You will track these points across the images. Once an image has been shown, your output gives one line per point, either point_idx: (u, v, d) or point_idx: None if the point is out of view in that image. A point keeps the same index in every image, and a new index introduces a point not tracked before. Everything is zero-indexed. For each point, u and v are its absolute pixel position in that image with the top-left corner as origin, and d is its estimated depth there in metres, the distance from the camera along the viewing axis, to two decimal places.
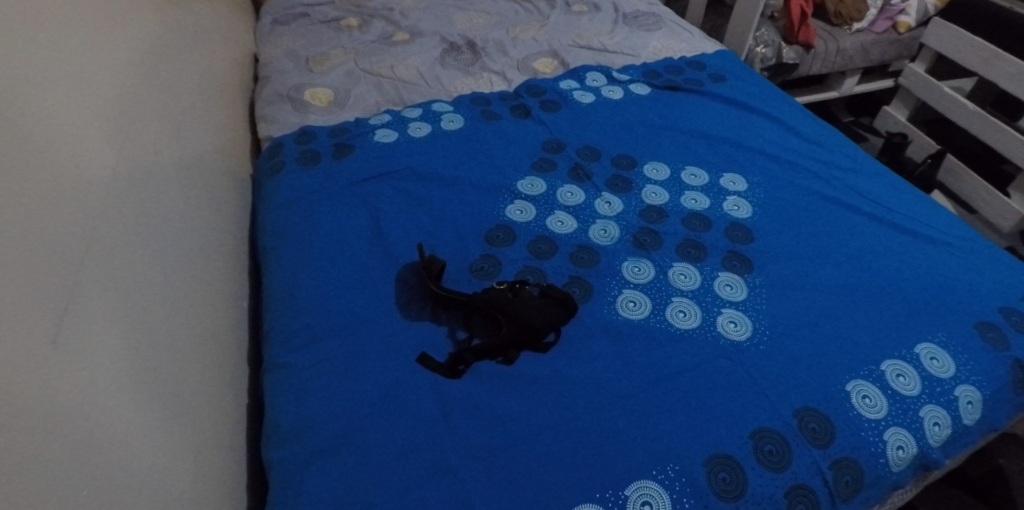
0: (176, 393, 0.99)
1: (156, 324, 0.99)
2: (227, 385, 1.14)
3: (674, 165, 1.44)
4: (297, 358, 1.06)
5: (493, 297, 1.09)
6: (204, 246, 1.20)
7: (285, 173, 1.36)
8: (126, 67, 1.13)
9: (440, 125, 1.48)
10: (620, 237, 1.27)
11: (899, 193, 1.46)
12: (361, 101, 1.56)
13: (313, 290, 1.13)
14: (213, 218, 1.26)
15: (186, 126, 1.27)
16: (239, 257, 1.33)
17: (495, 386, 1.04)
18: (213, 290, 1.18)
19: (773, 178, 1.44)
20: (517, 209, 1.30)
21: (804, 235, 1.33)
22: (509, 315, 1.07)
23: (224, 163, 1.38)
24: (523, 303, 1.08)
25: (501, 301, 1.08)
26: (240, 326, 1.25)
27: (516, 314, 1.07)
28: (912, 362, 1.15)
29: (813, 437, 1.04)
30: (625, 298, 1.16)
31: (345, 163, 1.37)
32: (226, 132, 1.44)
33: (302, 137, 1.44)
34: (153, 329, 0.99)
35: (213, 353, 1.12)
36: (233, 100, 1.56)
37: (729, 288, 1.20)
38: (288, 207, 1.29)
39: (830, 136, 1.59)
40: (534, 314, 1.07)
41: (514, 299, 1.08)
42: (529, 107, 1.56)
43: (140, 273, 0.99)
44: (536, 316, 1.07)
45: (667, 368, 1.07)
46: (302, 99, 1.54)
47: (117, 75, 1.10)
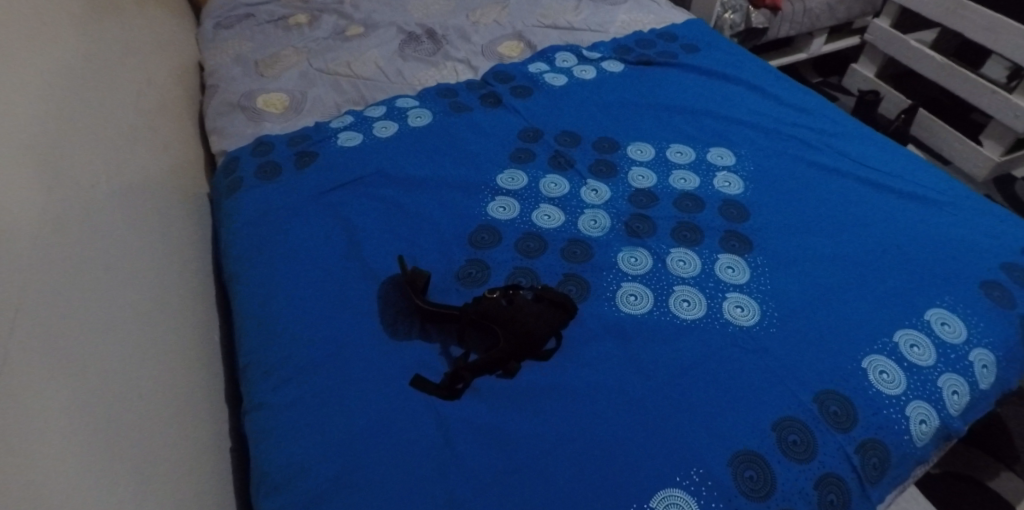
0: (144, 450, 0.90)
1: (112, 377, 0.90)
2: (205, 430, 1.05)
3: (658, 144, 1.37)
4: (279, 395, 0.97)
5: (486, 306, 1.00)
6: (162, 279, 1.10)
7: (245, 190, 1.25)
8: (51, 93, 1.02)
9: (407, 122, 1.39)
10: (612, 227, 1.19)
11: (888, 153, 1.41)
12: (319, 103, 1.46)
13: (288, 317, 1.04)
14: (170, 248, 1.16)
15: (127, 151, 1.16)
16: (204, 285, 1.23)
17: (496, 402, 0.96)
18: (178, 326, 1.09)
19: (761, 149, 1.38)
20: (499, 206, 1.22)
21: (800, 207, 1.27)
22: (506, 325, 0.99)
23: (177, 185, 1.27)
24: (519, 310, 1.00)
25: (495, 311, 1.00)
26: (213, 361, 1.15)
27: (513, 323, 0.99)
28: (924, 330, 1.10)
29: (836, 421, 0.99)
30: (625, 292, 1.09)
31: (309, 172, 1.27)
32: (174, 150, 1.33)
33: (260, 148, 1.33)
34: (108, 384, 0.89)
35: (184, 397, 1.03)
36: (180, 114, 1.44)
37: (731, 270, 1.14)
38: (251, 227, 1.19)
39: (812, 100, 1.53)
40: (532, 321, 0.99)
41: (508, 306, 1.00)
42: (499, 95, 1.47)
43: (85, 322, 0.89)
44: (534, 323, 0.99)
45: (676, 364, 1.00)
46: (256, 106, 1.43)
47: (39, 103, 0.99)
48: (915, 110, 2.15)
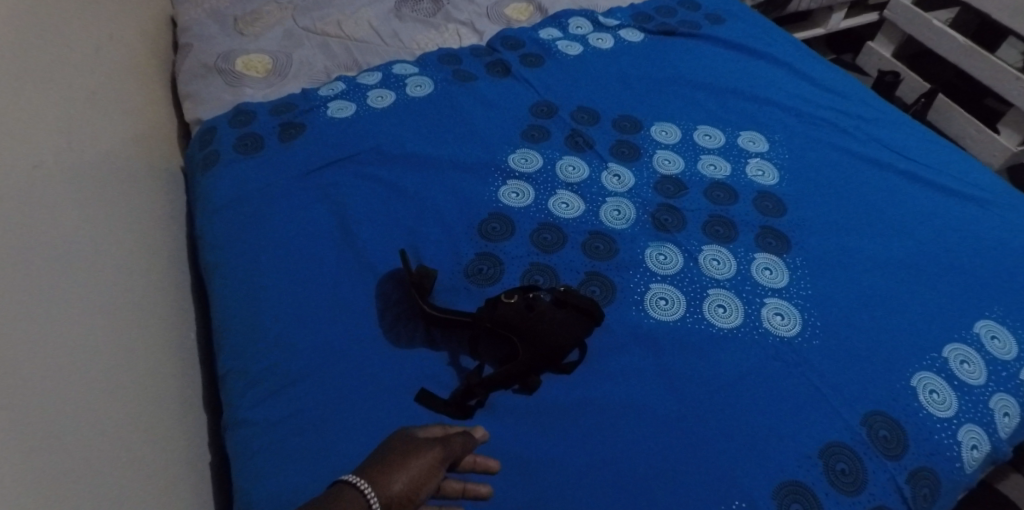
0: (112, 477, 0.77)
1: (72, 391, 0.76)
2: (180, 444, 0.92)
3: (684, 125, 1.24)
4: (266, 411, 0.84)
5: (502, 312, 0.88)
6: (128, 270, 0.96)
7: (222, 166, 1.10)
8: (10, 48, 0.87)
9: (405, 91, 1.23)
10: (637, 219, 1.07)
11: (928, 144, 1.29)
12: (306, 67, 1.30)
13: (276, 318, 0.91)
14: (136, 233, 1.01)
15: (89, 118, 1.00)
16: (177, 273, 1.09)
17: (512, 422, 0.85)
18: (148, 324, 0.95)
19: (796, 135, 1.26)
20: (512, 191, 1.08)
21: (841, 201, 1.16)
22: (526, 335, 0.87)
23: (144, 160, 1.12)
24: (541, 318, 0.88)
25: (514, 319, 0.88)
26: (188, 361, 1.02)
27: (535, 333, 0.87)
28: (973, 345, 1.00)
29: (886, 447, 0.89)
30: (654, 295, 0.98)
31: (297, 147, 1.12)
32: (142, 118, 1.17)
33: (239, 117, 1.18)
34: (67, 400, 0.75)
35: (156, 407, 0.90)
36: (149, 75, 1.28)
37: (768, 272, 1.03)
38: (230, 210, 1.04)
39: (845, 81, 1.41)
40: (555, 332, 0.87)
41: (527, 313, 0.88)
42: (508, 63, 1.32)
43: (44, 326, 0.76)
44: (558, 333, 0.87)
45: (711, 380, 0.90)
46: (234, 69, 1.27)
47: None
48: (935, 94, 2.05)
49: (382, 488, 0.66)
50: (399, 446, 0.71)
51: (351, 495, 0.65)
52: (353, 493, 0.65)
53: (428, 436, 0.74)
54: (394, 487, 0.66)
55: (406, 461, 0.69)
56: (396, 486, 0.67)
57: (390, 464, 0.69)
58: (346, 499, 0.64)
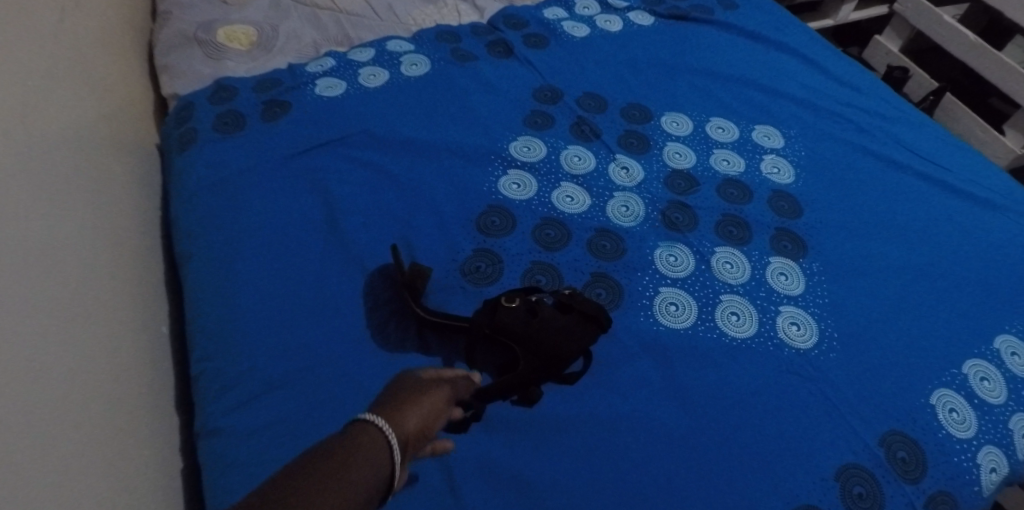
0: (81, 487, 0.69)
1: (37, 389, 0.69)
2: (151, 448, 0.85)
3: (696, 116, 1.17)
4: (242, 419, 0.77)
5: (504, 319, 0.81)
6: (98, 258, 0.88)
7: (201, 145, 1.02)
8: None
9: (400, 69, 1.15)
10: (647, 216, 1.01)
11: (947, 145, 1.23)
12: (294, 40, 1.21)
13: (257, 315, 0.84)
14: (107, 217, 0.93)
15: (57, 88, 0.91)
16: (148, 262, 1.01)
17: (510, 437, 0.79)
18: (118, 316, 0.88)
19: (812, 131, 1.19)
20: (513, 182, 1.01)
21: (859, 203, 1.10)
22: (528, 344, 0.81)
23: (114, 137, 1.03)
24: (545, 326, 0.81)
25: (516, 326, 0.81)
26: (160, 358, 0.94)
27: (538, 342, 0.81)
28: (993, 361, 0.95)
29: (904, 470, 0.84)
30: (663, 300, 0.91)
31: (282, 127, 1.04)
32: (113, 91, 1.08)
33: (219, 93, 1.09)
34: (31, 402, 0.68)
35: (126, 408, 0.83)
36: (123, 43, 1.18)
37: (784, 278, 0.97)
38: (208, 195, 0.96)
39: (863, 77, 1.34)
40: (559, 340, 0.81)
41: (530, 321, 0.81)
42: (510, 44, 1.24)
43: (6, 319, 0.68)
44: (563, 342, 0.81)
45: (723, 394, 0.85)
46: (215, 40, 1.17)
47: None
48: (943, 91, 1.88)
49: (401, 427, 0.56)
50: (404, 386, 0.62)
51: (372, 433, 0.54)
52: (373, 431, 0.54)
53: (430, 376, 0.66)
54: (409, 425, 0.57)
55: (417, 399, 0.60)
56: (411, 424, 0.58)
57: (400, 402, 0.59)
58: (368, 437, 0.54)
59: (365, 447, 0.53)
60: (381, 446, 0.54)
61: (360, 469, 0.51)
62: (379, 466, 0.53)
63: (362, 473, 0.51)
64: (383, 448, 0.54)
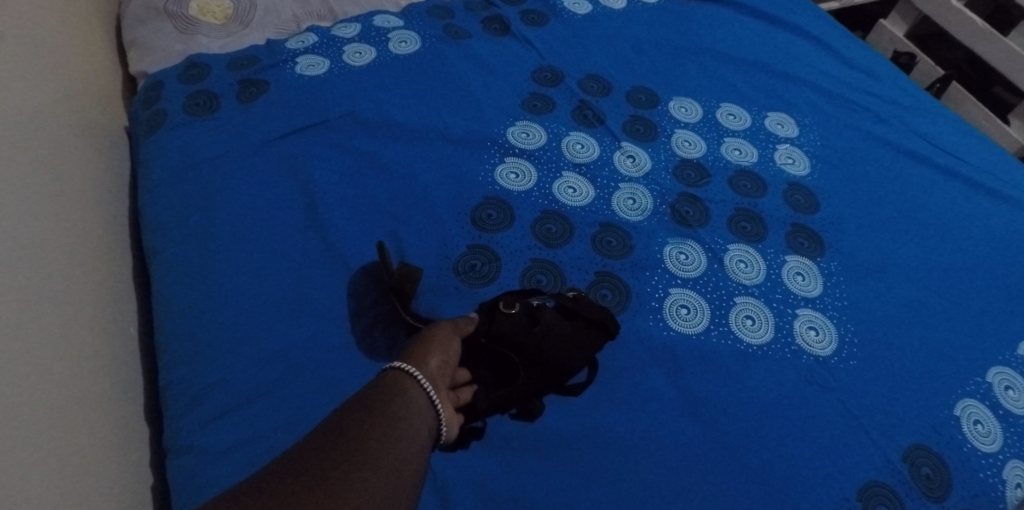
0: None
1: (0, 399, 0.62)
2: (122, 460, 0.77)
3: (706, 102, 1.09)
4: (214, 437, 0.70)
5: (503, 329, 0.74)
6: (60, 250, 0.79)
7: (170, 128, 0.93)
8: None
9: (388, 46, 1.06)
10: (655, 209, 0.94)
11: (966, 137, 1.17)
12: (273, 14, 1.12)
13: (232, 319, 0.77)
14: (71, 205, 0.85)
15: (13, 60, 0.82)
16: (116, 255, 0.92)
17: (508, 454, 0.73)
18: (84, 317, 0.79)
19: (828, 119, 1.12)
20: (510, 171, 0.94)
21: (877, 198, 1.03)
22: (529, 355, 0.74)
23: (78, 117, 0.94)
24: (547, 335, 0.75)
25: (517, 337, 0.74)
26: (128, 360, 0.86)
27: (538, 354, 0.74)
28: (1018, 369, 0.89)
29: (928, 487, 0.78)
30: (674, 302, 0.85)
31: (260, 109, 0.95)
32: (77, 66, 0.99)
33: (191, 70, 1.00)
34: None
35: (95, 417, 0.75)
36: (87, 14, 1.08)
37: (801, 278, 0.90)
38: (179, 183, 0.88)
39: (879, 62, 1.26)
40: (562, 350, 0.75)
41: (531, 329, 0.75)
42: (507, 20, 1.15)
43: None
44: (565, 353, 0.75)
45: (737, 406, 0.79)
46: (187, 13, 1.08)
47: None
48: (951, 79, 1.69)
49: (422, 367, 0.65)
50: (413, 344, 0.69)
51: (396, 375, 0.63)
52: (401, 374, 0.63)
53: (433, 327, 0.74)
54: (429, 364, 0.66)
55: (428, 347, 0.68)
56: (431, 363, 0.67)
57: (414, 350, 0.68)
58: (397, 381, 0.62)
59: (398, 384, 0.62)
60: (408, 383, 0.63)
61: (399, 406, 0.60)
62: (413, 397, 0.62)
63: (402, 410, 0.60)
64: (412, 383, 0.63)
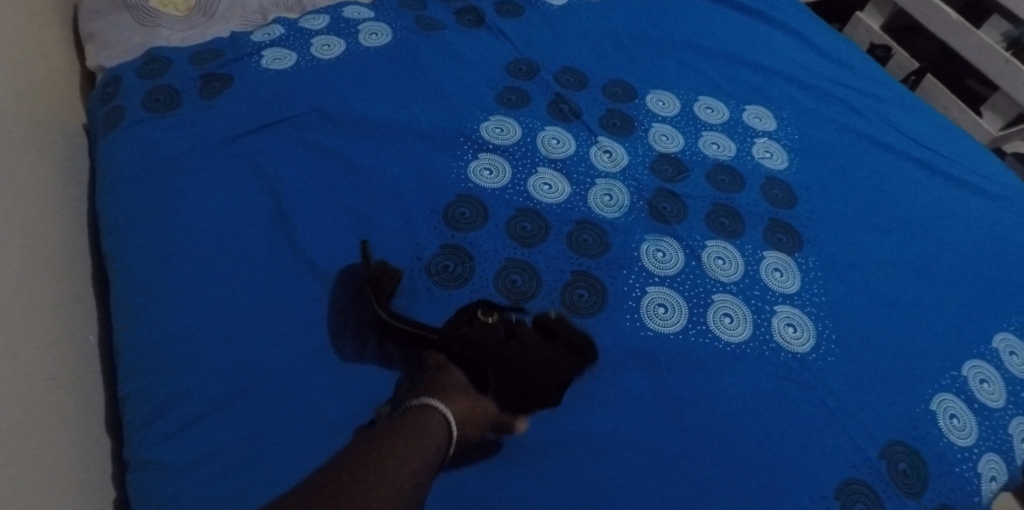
0: None
1: None
2: (83, 471, 0.75)
3: (683, 95, 1.08)
4: (176, 448, 0.68)
5: (479, 336, 0.71)
6: (16, 254, 0.76)
7: (130, 125, 0.90)
8: None
9: (357, 39, 1.03)
10: (631, 206, 0.92)
11: (942, 129, 1.17)
12: (238, 6, 1.08)
13: (197, 326, 0.74)
14: (26, 206, 0.81)
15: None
16: (75, 257, 0.89)
17: (484, 460, 0.71)
18: (40, 325, 0.76)
19: (806, 112, 1.11)
20: (484, 168, 0.91)
21: (855, 191, 1.03)
22: (503, 367, 0.71)
23: (32, 114, 0.90)
24: (523, 351, 0.72)
25: (492, 346, 0.71)
26: (88, 368, 0.83)
27: (514, 367, 0.71)
28: (993, 362, 0.89)
29: (905, 484, 0.78)
30: (652, 301, 0.84)
31: (224, 105, 0.92)
32: (31, 60, 0.95)
33: (151, 65, 0.97)
34: None
35: (53, 429, 0.72)
36: (44, 6, 1.04)
37: (779, 274, 0.89)
38: (138, 183, 0.84)
39: (856, 55, 1.26)
40: (540, 372, 0.72)
41: (507, 341, 0.72)
42: (481, 12, 1.13)
43: None
44: (543, 375, 0.72)
45: (715, 406, 0.78)
46: (147, 5, 1.04)
47: None
48: (926, 70, 1.69)
49: (457, 417, 0.66)
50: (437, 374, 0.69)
51: (433, 413, 0.65)
52: (435, 412, 0.65)
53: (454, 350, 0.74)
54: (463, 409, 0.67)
55: (461, 387, 0.69)
56: (464, 406, 0.68)
57: (451, 386, 0.69)
58: (425, 421, 0.64)
59: (428, 423, 0.64)
60: (439, 425, 0.64)
61: (424, 443, 0.62)
62: (435, 442, 0.63)
63: (424, 449, 0.61)
64: (441, 424, 0.65)
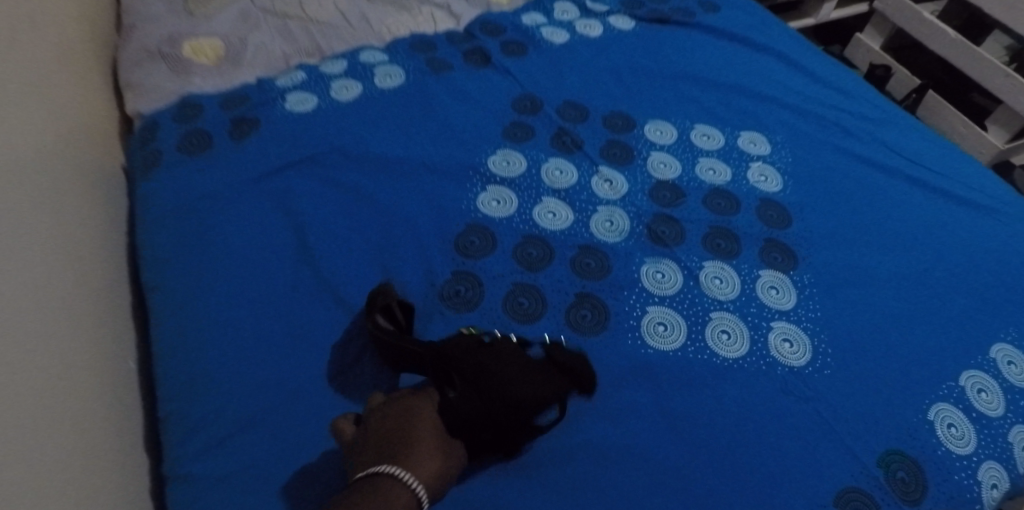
0: None
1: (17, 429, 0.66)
2: (126, 487, 0.81)
3: (680, 124, 1.14)
4: (210, 463, 0.73)
5: (454, 345, 0.74)
6: (67, 288, 0.84)
7: (166, 167, 0.97)
8: None
9: (373, 81, 1.11)
10: (632, 230, 0.97)
11: (936, 148, 1.21)
12: (262, 53, 1.16)
13: (228, 353, 0.80)
14: (74, 245, 0.89)
15: (15, 102, 0.86)
16: (116, 290, 0.96)
17: (495, 474, 0.76)
18: (87, 353, 0.83)
19: (800, 136, 1.16)
20: (492, 199, 0.97)
21: (849, 211, 1.07)
22: (472, 372, 0.71)
23: (79, 159, 0.99)
24: (496, 356, 0.72)
25: (460, 352, 0.73)
26: (129, 393, 0.90)
27: (487, 370, 0.71)
28: (990, 371, 0.92)
29: (903, 491, 0.81)
30: (652, 320, 0.88)
31: (251, 146, 0.99)
32: (77, 109, 1.03)
33: (185, 110, 1.05)
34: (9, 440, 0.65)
35: (99, 448, 0.79)
36: (87, 60, 1.13)
37: (775, 292, 0.94)
38: (174, 220, 0.92)
39: (850, 80, 1.31)
40: (508, 374, 0.71)
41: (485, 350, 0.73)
42: (487, 52, 1.20)
43: None
44: (514, 377, 0.71)
45: (714, 419, 0.82)
46: (180, 55, 1.13)
47: None
48: (927, 87, 1.73)
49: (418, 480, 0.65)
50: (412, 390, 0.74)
51: (388, 482, 0.63)
52: (392, 482, 0.64)
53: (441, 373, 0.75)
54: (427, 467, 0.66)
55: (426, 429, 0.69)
56: (428, 464, 0.66)
57: (413, 443, 0.67)
58: (383, 487, 0.63)
59: (387, 492, 0.63)
60: (397, 493, 0.63)
61: None
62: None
63: None
64: (400, 491, 0.63)
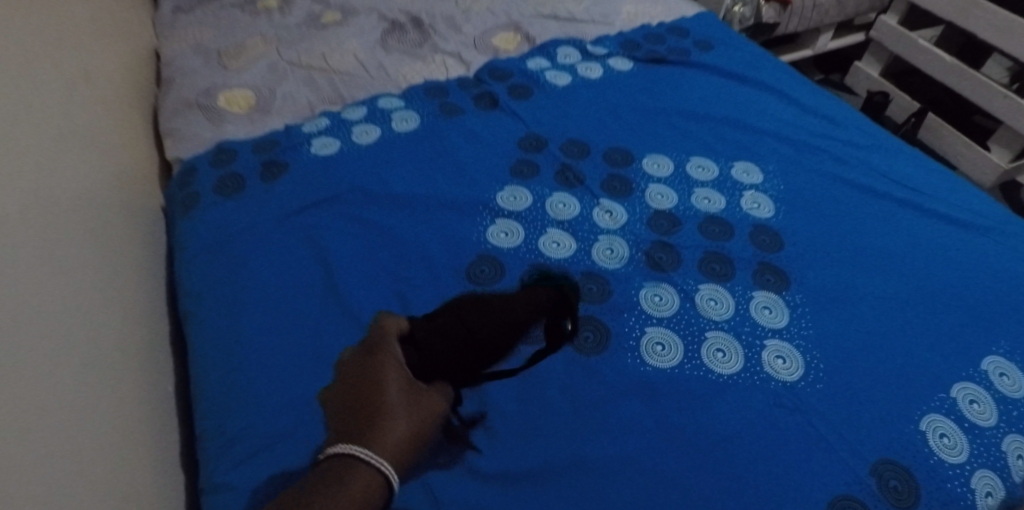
0: None
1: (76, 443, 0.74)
2: (165, 502, 0.88)
3: (676, 157, 1.21)
4: (242, 474, 0.80)
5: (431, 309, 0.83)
6: (116, 318, 0.93)
7: (203, 208, 1.07)
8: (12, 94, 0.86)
9: (391, 125, 1.20)
10: (631, 257, 1.04)
11: (926, 172, 1.26)
12: (289, 103, 1.26)
13: (259, 374, 0.88)
14: (122, 280, 0.98)
15: (71, 153, 0.96)
16: (156, 321, 1.04)
17: (506, 485, 0.82)
18: (133, 378, 0.91)
19: (793, 165, 1.23)
20: (500, 231, 1.05)
21: (840, 234, 1.13)
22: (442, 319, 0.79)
23: (125, 202, 1.09)
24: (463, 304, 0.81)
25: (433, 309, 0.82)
26: (168, 416, 0.97)
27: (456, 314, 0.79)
28: (982, 383, 0.96)
29: (897, 499, 0.84)
30: (650, 340, 0.95)
31: (279, 187, 1.09)
32: (124, 157, 1.14)
33: (219, 156, 1.14)
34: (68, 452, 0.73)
35: (142, 464, 0.86)
36: (133, 112, 1.24)
37: (768, 312, 1.00)
38: (210, 256, 1.00)
39: (841, 111, 1.37)
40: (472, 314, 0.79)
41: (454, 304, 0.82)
42: (495, 96, 1.29)
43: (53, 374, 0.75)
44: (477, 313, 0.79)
45: (711, 431, 0.87)
46: (216, 106, 1.24)
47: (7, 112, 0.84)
48: (926, 110, 1.78)
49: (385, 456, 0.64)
50: (382, 341, 0.74)
51: (351, 460, 0.63)
52: (357, 466, 0.63)
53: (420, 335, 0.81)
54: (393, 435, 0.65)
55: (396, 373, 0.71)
56: (398, 430, 0.66)
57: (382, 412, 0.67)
58: (348, 466, 0.63)
59: (352, 470, 0.62)
60: (367, 472, 0.62)
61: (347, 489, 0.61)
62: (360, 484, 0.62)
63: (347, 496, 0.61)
64: (366, 470, 0.62)
